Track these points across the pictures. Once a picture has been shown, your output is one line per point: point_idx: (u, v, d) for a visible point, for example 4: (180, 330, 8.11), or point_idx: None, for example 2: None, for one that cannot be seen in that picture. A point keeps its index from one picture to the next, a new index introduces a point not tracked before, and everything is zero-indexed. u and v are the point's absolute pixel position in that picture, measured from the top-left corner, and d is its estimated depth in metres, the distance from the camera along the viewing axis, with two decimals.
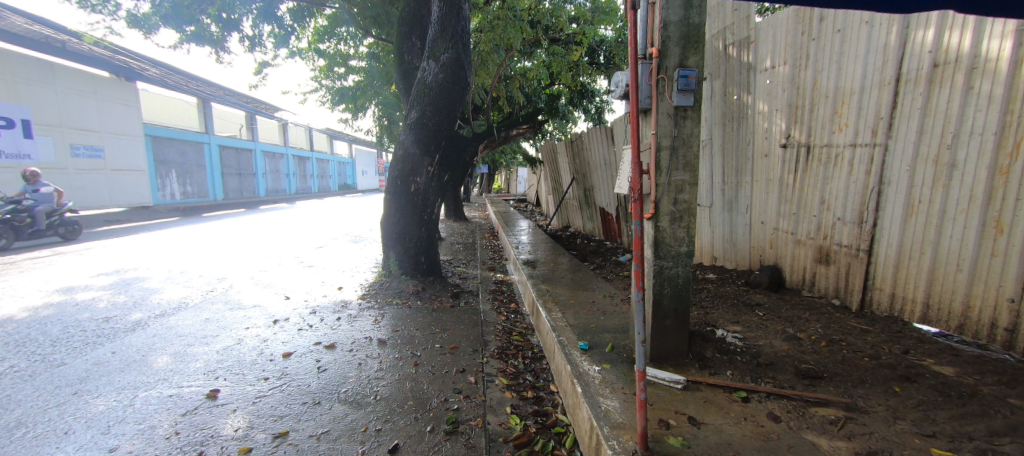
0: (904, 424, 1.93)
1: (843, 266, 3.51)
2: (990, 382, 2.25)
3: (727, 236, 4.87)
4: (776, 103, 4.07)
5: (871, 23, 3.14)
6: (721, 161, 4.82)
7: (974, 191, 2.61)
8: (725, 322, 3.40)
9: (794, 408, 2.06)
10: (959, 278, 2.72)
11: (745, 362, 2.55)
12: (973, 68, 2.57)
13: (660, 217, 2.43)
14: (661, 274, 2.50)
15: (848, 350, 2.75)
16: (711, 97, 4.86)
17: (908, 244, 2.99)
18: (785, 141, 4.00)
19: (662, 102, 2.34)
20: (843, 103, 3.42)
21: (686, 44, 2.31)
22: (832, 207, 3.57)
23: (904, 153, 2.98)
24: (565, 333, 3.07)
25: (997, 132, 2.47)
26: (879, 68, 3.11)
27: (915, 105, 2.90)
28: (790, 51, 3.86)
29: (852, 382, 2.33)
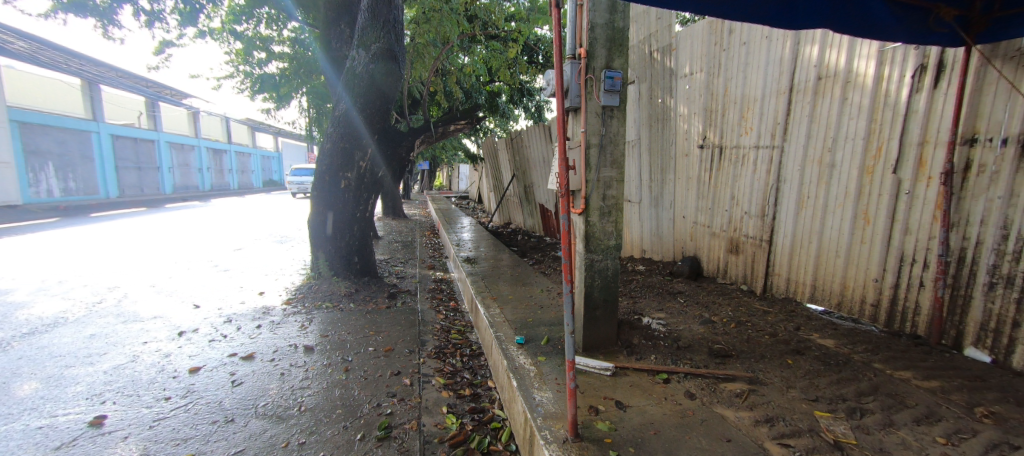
0: (795, 392, 2.21)
1: (750, 255, 3.93)
2: (859, 351, 2.65)
3: (654, 230, 5.21)
4: (694, 107, 4.43)
5: (770, 38, 3.53)
6: (647, 160, 5.15)
7: (848, 188, 3.05)
8: (651, 310, 3.65)
9: (707, 385, 2.27)
10: (837, 263, 3.17)
11: (667, 346, 2.76)
12: (847, 82, 2.99)
13: (590, 212, 2.53)
14: (593, 266, 2.61)
15: (753, 329, 3.09)
16: (639, 99, 5.17)
17: (800, 234, 3.43)
18: (702, 142, 4.37)
19: (590, 100, 2.43)
20: (748, 109, 3.81)
21: (611, 47, 2.43)
22: (740, 203, 3.98)
23: (796, 154, 3.41)
24: (502, 329, 3.10)
25: (865, 137, 2.92)
26: (776, 79, 3.51)
27: (804, 112, 3.32)
28: (704, 59, 4.21)
29: (755, 357, 2.62)
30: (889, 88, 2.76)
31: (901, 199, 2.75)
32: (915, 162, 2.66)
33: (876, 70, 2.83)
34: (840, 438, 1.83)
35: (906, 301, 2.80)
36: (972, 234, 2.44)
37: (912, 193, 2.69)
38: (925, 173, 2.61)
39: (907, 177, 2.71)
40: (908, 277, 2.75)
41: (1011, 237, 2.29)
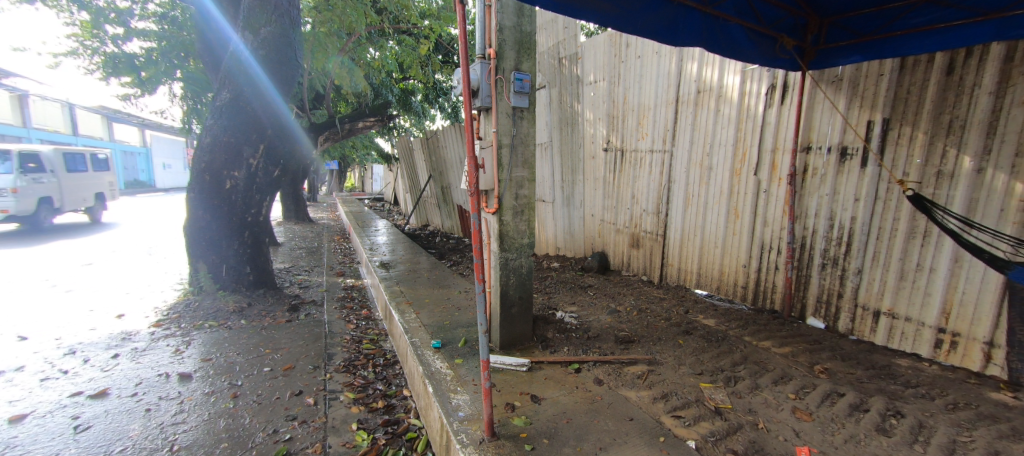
0: (685, 368, 2.49)
1: (649, 248, 4.33)
2: (734, 328, 3.08)
3: (566, 228, 5.48)
4: (598, 112, 4.76)
5: (659, 53, 3.93)
6: (559, 161, 5.39)
7: (723, 187, 3.52)
8: (564, 304, 3.82)
9: (613, 370, 2.45)
10: (716, 252, 3.65)
11: (578, 337, 2.91)
12: (720, 96, 3.46)
13: (503, 211, 2.56)
14: (507, 265, 2.65)
15: (652, 315, 3.40)
16: (550, 103, 5.39)
17: (688, 228, 3.88)
18: (607, 145, 4.71)
19: (501, 100, 2.45)
20: (643, 116, 4.20)
21: (520, 51, 2.49)
22: (640, 201, 4.37)
23: (682, 158, 3.84)
24: (418, 334, 3.00)
25: (734, 143, 3.40)
26: (666, 90, 3.92)
27: (688, 121, 3.75)
28: (607, 69, 4.54)
29: (654, 341, 2.89)
30: (750, 102, 3.26)
31: (761, 196, 3.27)
32: (770, 165, 3.18)
33: (740, 86, 3.31)
34: (719, 404, 2.10)
35: (767, 282, 3.33)
36: (810, 224, 2.99)
37: (769, 191, 3.21)
38: (778, 174, 3.13)
39: (764, 178, 3.23)
40: (769, 262, 3.28)
41: (835, 225, 2.86)
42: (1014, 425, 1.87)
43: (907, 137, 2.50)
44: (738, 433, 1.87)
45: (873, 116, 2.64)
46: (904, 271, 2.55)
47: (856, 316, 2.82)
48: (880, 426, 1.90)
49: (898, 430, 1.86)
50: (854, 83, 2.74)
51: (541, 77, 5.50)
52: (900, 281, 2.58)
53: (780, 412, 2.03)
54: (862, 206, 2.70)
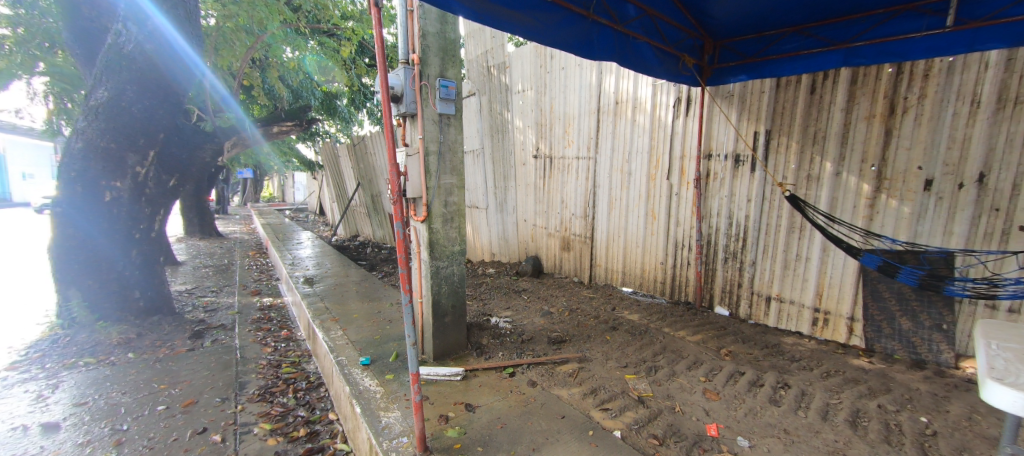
0: (612, 362, 2.63)
1: (579, 250, 4.53)
2: (655, 321, 3.32)
3: (500, 234, 5.53)
4: (527, 120, 4.89)
5: (580, 66, 4.15)
6: (490, 167, 5.43)
7: (641, 191, 3.81)
8: (499, 309, 3.83)
9: (546, 371, 2.51)
10: (638, 251, 3.92)
11: (513, 341, 2.94)
12: (636, 108, 3.74)
13: (432, 219, 2.52)
14: (438, 274, 2.60)
15: (583, 314, 3.55)
16: (480, 111, 5.44)
17: (613, 230, 4.13)
18: (536, 152, 4.85)
19: (426, 107, 2.41)
20: (569, 125, 4.40)
21: (445, 58, 2.48)
22: (569, 206, 4.56)
23: (605, 164, 4.09)
24: (344, 352, 2.82)
25: (649, 150, 3.70)
26: (588, 100, 4.15)
27: (609, 130, 4.00)
28: (533, 79, 4.69)
29: (585, 339, 3.02)
30: (661, 113, 3.57)
31: (673, 199, 3.58)
32: (679, 171, 3.50)
33: (652, 98, 3.62)
34: (642, 393, 2.25)
35: (681, 277, 3.64)
36: (714, 223, 3.34)
37: (679, 194, 3.53)
38: (686, 178, 3.45)
39: (675, 182, 3.55)
40: (682, 258, 3.59)
41: (733, 224, 3.23)
42: (870, 386, 2.24)
43: (784, 145, 2.91)
44: (658, 418, 2.02)
45: (758, 127, 3.04)
46: (787, 261, 2.96)
47: (753, 302, 3.19)
48: (773, 398, 2.17)
49: (786, 399, 2.15)
50: (743, 98, 3.13)
51: (470, 85, 5.53)
52: (785, 269, 2.98)
53: (693, 395, 2.23)
54: (754, 206, 3.09)
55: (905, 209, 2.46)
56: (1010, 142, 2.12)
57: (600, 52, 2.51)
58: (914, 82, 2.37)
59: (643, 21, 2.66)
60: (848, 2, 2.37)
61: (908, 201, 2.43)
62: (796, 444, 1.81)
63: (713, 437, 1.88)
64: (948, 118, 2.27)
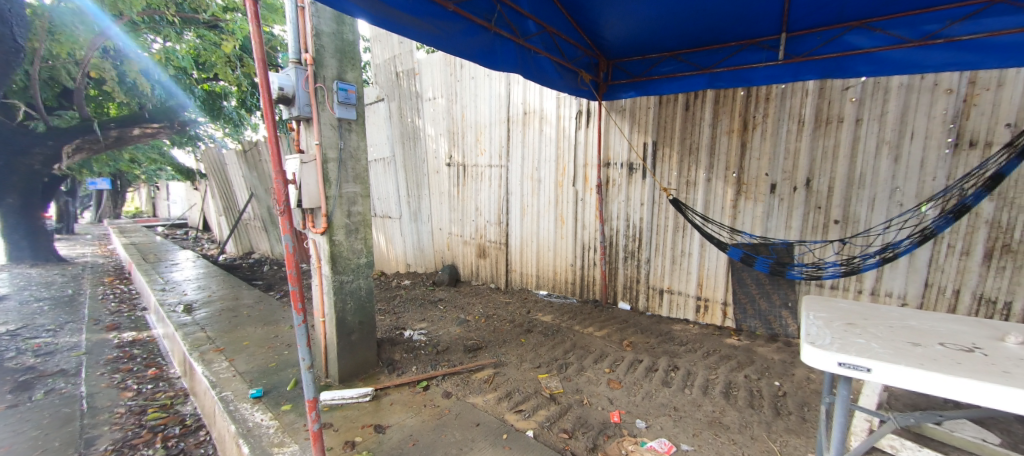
0: (526, 363, 2.70)
1: (494, 257, 4.59)
2: (566, 320, 3.49)
3: (415, 244, 5.36)
4: (439, 128, 4.84)
5: (489, 76, 4.24)
6: (402, 175, 5.25)
7: (550, 198, 4.00)
8: (414, 320, 3.67)
9: (461, 380, 2.47)
10: (550, 255, 4.10)
11: (427, 353, 2.84)
12: (542, 118, 3.94)
13: (334, 230, 2.34)
14: (342, 289, 2.42)
15: (498, 320, 3.59)
16: (390, 117, 5.24)
17: (526, 236, 4.27)
18: (449, 161, 4.82)
19: (322, 111, 2.24)
20: (480, 133, 4.46)
21: (342, 60, 2.33)
22: (483, 213, 4.60)
23: (516, 172, 4.22)
24: (230, 386, 2.48)
25: (555, 159, 3.91)
26: (498, 110, 4.25)
27: (519, 139, 4.15)
28: (444, 87, 4.67)
29: (500, 344, 3.04)
30: (565, 125, 3.81)
31: (578, 204, 3.83)
32: (583, 178, 3.76)
33: (556, 110, 3.84)
34: (553, 391, 2.34)
35: (588, 277, 3.88)
36: (614, 225, 3.64)
37: (584, 200, 3.78)
38: (589, 185, 3.72)
39: (579, 189, 3.80)
40: (588, 259, 3.84)
41: (630, 225, 3.54)
42: (739, 360, 2.62)
43: (667, 155, 3.29)
44: (568, 412, 2.12)
45: (646, 139, 3.40)
46: (675, 256, 3.33)
47: (649, 296, 3.53)
48: (665, 380, 2.41)
49: (676, 380, 2.41)
50: (634, 112, 3.46)
51: (378, 90, 5.32)
52: (673, 264, 3.35)
53: (599, 386, 2.39)
54: (646, 209, 3.43)
55: (759, 209, 2.93)
56: (825, 154, 2.66)
57: (503, 64, 2.58)
58: (759, 104, 2.86)
59: (543, 37, 2.79)
60: (709, 35, 2.74)
61: (761, 202, 2.92)
62: (683, 419, 2.04)
63: (616, 423, 2.03)
64: (783, 133, 2.79)
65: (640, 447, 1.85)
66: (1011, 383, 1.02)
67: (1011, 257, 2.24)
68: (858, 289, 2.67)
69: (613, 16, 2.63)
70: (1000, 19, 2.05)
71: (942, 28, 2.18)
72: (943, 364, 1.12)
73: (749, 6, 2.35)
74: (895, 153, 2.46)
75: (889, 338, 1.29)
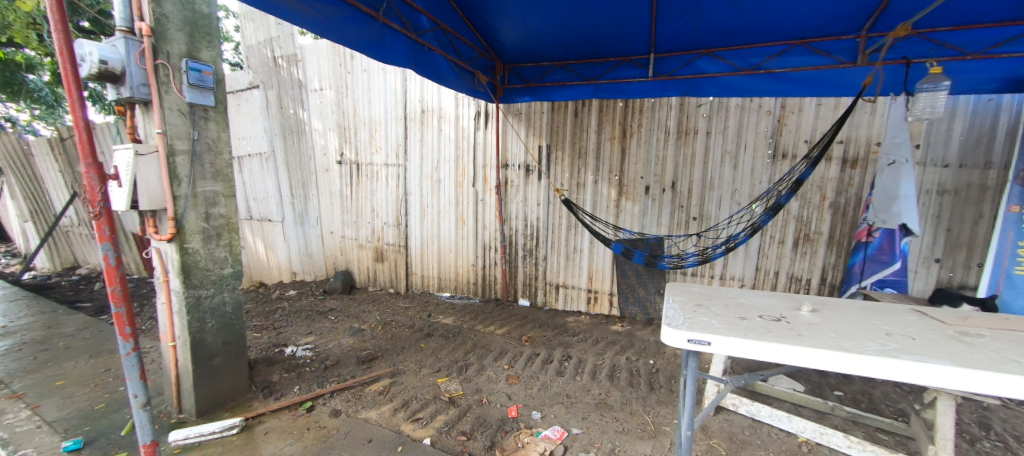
0: (425, 369, 2.61)
1: (393, 261, 4.37)
2: (468, 321, 3.48)
3: (302, 249, 4.77)
4: (327, 122, 4.43)
5: (383, 70, 4.02)
6: (283, 173, 4.66)
7: (450, 198, 3.95)
8: (298, 335, 3.27)
9: (352, 396, 2.29)
10: (451, 256, 4.05)
11: (313, 370, 2.56)
12: (441, 117, 3.87)
13: (186, 236, 1.98)
14: (199, 305, 2.05)
15: (396, 326, 3.41)
16: (265, 107, 4.57)
17: (426, 237, 4.15)
18: (339, 158, 4.44)
19: (166, 93, 1.87)
20: (374, 130, 4.20)
21: (194, 33, 1.97)
22: (380, 214, 4.34)
23: (414, 171, 4.07)
24: (32, 441, 1.93)
25: (455, 159, 3.87)
26: (394, 107, 4.05)
27: (416, 137, 4.01)
28: (332, 78, 4.29)
29: (397, 352, 2.89)
30: (463, 125, 3.79)
31: (478, 204, 3.85)
32: (482, 178, 3.79)
33: (455, 110, 3.80)
34: (452, 394, 2.31)
35: (489, 276, 3.93)
36: (513, 225, 3.74)
37: (484, 200, 3.82)
38: (488, 186, 3.77)
39: (479, 189, 3.82)
40: (489, 259, 3.89)
41: (528, 224, 3.68)
42: (622, 344, 2.90)
43: (560, 158, 3.51)
44: (467, 414, 2.11)
45: (540, 142, 3.57)
46: (568, 253, 3.56)
47: (546, 292, 3.71)
48: (559, 370, 2.56)
49: (569, 369, 2.57)
50: (529, 116, 3.60)
51: (251, 76, 4.59)
52: (567, 261, 3.58)
53: (498, 383, 2.43)
54: (542, 209, 3.60)
55: (636, 208, 3.29)
56: (685, 161, 3.09)
57: (394, 58, 2.44)
58: (635, 114, 3.21)
59: (437, 34, 2.71)
60: (591, 49, 2.94)
61: (638, 202, 3.27)
62: (574, 405, 2.18)
63: (513, 418, 2.08)
64: (653, 142, 3.16)
65: (536, 437, 1.93)
66: (804, 343, 1.30)
67: (810, 244, 2.87)
68: (711, 275, 3.17)
69: (507, 20, 2.67)
70: (800, 58, 2.58)
71: (763, 61, 2.67)
72: (759, 333, 1.39)
73: (624, 25, 2.58)
74: (734, 161, 2.97)
75: (724, 314, 1.55)
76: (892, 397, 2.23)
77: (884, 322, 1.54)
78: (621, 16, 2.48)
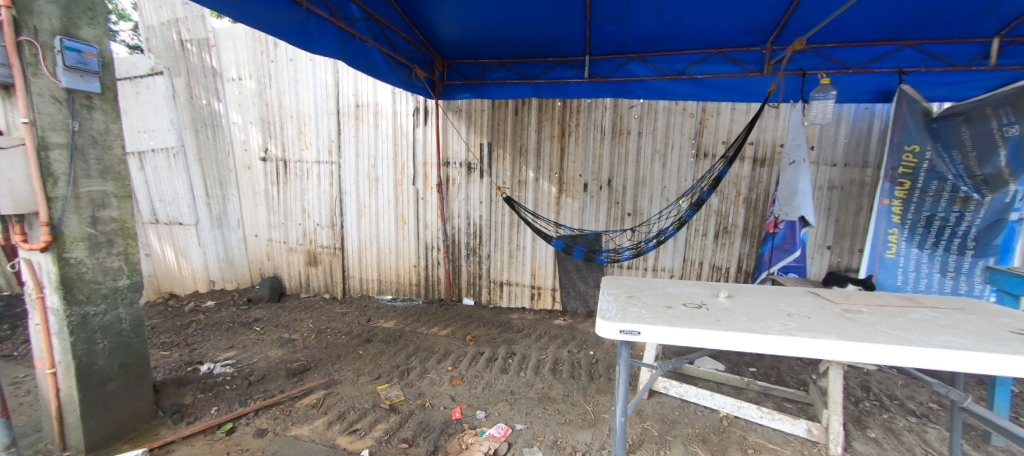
0: (364, 377, 2.48)
1: (327, 264, 4.11)
2: (410, 323, 3.36)
3: (221, 255, 4.32)
4: (247, 115, 4.05)
5: (312, 61, 3.76)
6: (195, 171, 4.15)
7: (389, 197, 3.80)
8: (217, 349, 2.96)
9: (281, 412, 2.11)
10: (392, 258, 3.90)
11: (234, 388, 2.33)
12: (377, 113, 3.70)
13: (66, 245, 1.70)
14: (86, 325, 1.77)
15: (331, 334, 3.21)
16: (172, 97, 4.04)
17: (363, 238, 3.95)
18: (262, 154, 4.08)
19: (34, 75, 1.59)
20: (303, 125, 3.91)
21: (70, 6, 1.68)
22: (311, 215, 4.06)
23: (349, 169, 3.86)
24: None
25: (393, 157, 3.73)
26: (325, 100, 3.81)
27: (351, 133, 3.80)
28: (252, 66, 3.92)
29: (332, 361, 2.71)
30: (402, 121, 3.66)
31: (419, 203, 3.74)
32: (423, 176, 3.69)
33: (392, 105, 3.66)
34: (393, 400, 2.22)
35: (432, 276, 3.83)
36: (455, 224, 3.69)
37: (425, 199, 3.72)
38: (429, 184, 3.68)
39: (420, 188, 3.71)
40: (432, 259, 3.79)
41: (471, 223, 3.65)
42: (564, 338, 2.98)
43: (501, 156, 3.51)
44: (409, 420, 2.04)
45: (481, 140, 3.55)
46: (511, 250, 3.59)
47: (491, 290, 3.70)
48: (503, 368, 2.56)
49: (513, 366, 2.58)
50: (470, 113, 3.55)
51: (152, 61, 4.01)
52: (510, 258, 3.60)
53: (441, 385, 2.37)
54: (484, 207, 3.58)
55: (576, 205, 3.39)
56: (620, 159, 3.25)
57: (321, 48, 2.28)
58: (572, 114, 3.30)
59: (370, 25, 2.56)
60: (529, 48, 2.96)
61: (577, 199, 3.38)
62: (518, 401, 2.19)
63: (457, 420, 2.04)
64: (590, 141, 3.28)
65: (480, 437, 1.91)
66: (722, 328, 1.42)
67: (728, 236, 3.14)
68: (645, 267, 3.35)
69: (443, 14, 2.61)
70: (717, 66, 2.80)
71: (686, 67, 2.86)
72: (683, 320, 1.49)
73: (559, 27, 2.63)
74: (663, 160, 3.17)
75: (653, 304, 1.64)
76: (796, 369, 2.52)
77: (787, 304, 1.73)
78: (557, 17, 2.52)
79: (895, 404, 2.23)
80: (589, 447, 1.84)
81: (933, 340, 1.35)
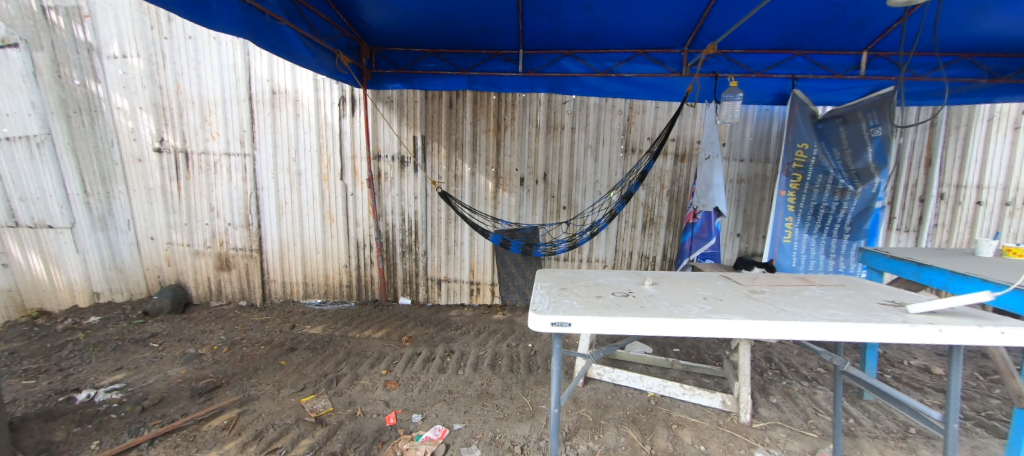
0: (286, 389, 2.28)
1: (242, 268, 3.71)
2: (340, 328, 3.15)
3: (107, 262, 3.72)
4: (135, 99, 3.50)
5: (217, 40, 3.35)
6: (67, 163, 3.48)
7: (314, 194, 3.51)
8: (102, 373, 2.53)
9: (184, 439, 1.87)
10: (319, 259, 3.63)
11: (123, 415, 2.02)
12: (297, 101, 3.40)
13: None
14: None
15: (248, 345, 2.90)
16: (34, 75, 3.35)
17: (285, 238, 3.62)
18: (157, 145, 3.55)
19: None
20: (208, 112, 3.47)
21: None
22: (221, 214, 3.63)
23: (265, 163, 3.50)
24: None
25: (317, 149, 3.45)
26: (234, 85, 3.41)
27: (266, 123, 3.45)
28: (141, 43, 3.40)
29: (248, 375, 2.45)
30: (325, 111, 3.40)
31: (348, 199, 3.50)
32: (351, 171, 3.46)
33: (314, 94, 3.38)
34: (320, 412, 2.05)
35: (365, 276, 3.63)
36: (389, 220, 3.52)
37: (355, 195, 3.50)
38: (359, 178, 3.47)
39: (348, 183, 3.48)
40: (364, 258, 3.59)
41: (405, 219, 3.50)
42: (503, 332, 2.99)
43: (436, 150, 3.41)
44: (337, 433, 1.91)
45: (415, 133, 3.41)
46: (448, 246, 3.51)
47: (428, 287, 3.59)
48: (441, 367, 2.50)
49: (451, 364, 2.53)
50: (402, 104, 3.39)
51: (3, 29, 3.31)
52: (447, 254, 3.53)
53: (374, 391, 2.25)
54: (419, 203, 3.46)
55: (513, 199, 3.39)
56: (554, 154, 3.31)
57: (222, 24, 2.01)
58: (508, 108, 3.29)
59: (283, 2, 2.31)
60: (462, 39, 2.88)
61: (513, 193, 3.38)
62: (456, 400, 2.14)
63: (392, 426, 1.95)
64: (525, 135, 3.30)
65: (417, 441, 1.84)
66: (647, 315, 1.49)
67: (654, 227, 3.34)
68: (579, 258, 3.46)
69: None
70: (642, 65, 2.94)
71: (615, 65, 2.97)
72: (612, 309, 1.54)
73: (491, 18, 2.58)
74: (595, 154, 3.29)
75: (585, 295, 1.69)
76: (713, 347, 2.77)
77: (705, 289, 1.86)
78: (487, 8, 2.47)
79: (792, 371, 2.53)
80: (527, 440, 1.85)
81: (821, 314, 1.54)
